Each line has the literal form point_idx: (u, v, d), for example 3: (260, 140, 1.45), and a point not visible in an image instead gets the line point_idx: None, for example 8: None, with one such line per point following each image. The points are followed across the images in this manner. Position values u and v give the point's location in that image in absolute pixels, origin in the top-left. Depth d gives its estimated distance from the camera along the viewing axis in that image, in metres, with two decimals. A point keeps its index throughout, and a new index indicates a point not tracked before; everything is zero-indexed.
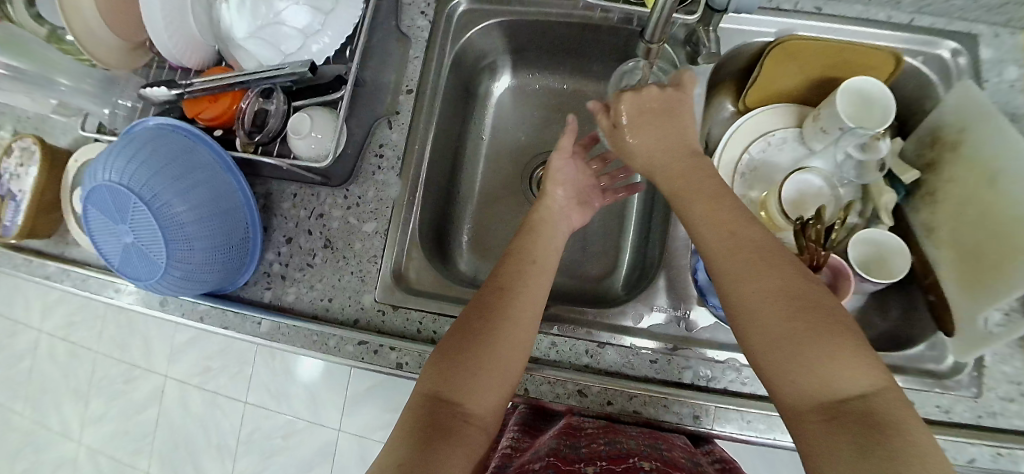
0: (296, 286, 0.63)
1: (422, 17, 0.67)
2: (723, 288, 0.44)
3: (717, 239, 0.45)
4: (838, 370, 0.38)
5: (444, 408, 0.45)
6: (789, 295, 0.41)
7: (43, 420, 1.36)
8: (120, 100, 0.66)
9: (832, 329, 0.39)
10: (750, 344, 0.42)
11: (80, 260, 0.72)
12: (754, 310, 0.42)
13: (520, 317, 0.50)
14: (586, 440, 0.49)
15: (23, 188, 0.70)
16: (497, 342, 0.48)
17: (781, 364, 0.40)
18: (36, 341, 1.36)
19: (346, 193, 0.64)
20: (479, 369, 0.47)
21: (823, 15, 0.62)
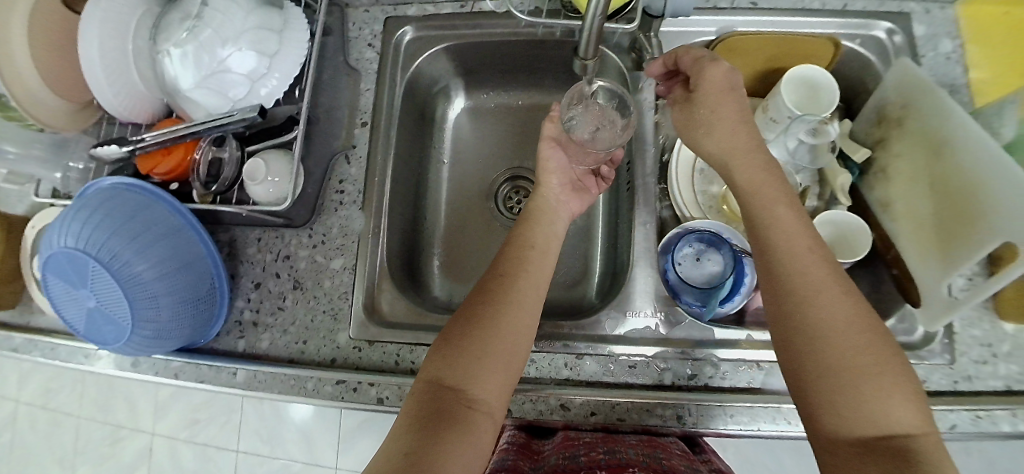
0: (269, 331, 0.62)
1: (370, 50, 0.68)
2: (790, 297, 0.45)
3: (796, 253, 0.46)
4: (887, 406, 0.40)
5: (450, 395, 0.46)
6: (854, 329, 0.43)
7: None
8: (72, 162, 0.65)
9: (890, 367, 0.41)
10: (804, 359, 0.43)
11: (46, 328, 0.70)
12: (823, 329, 0.43)
13: (521, 311, 0.50)
14: (586, 451, 0.51)
15: None
16: (501, 331, 0.49)
17: (833, 393, 0.41)
18: (14, 413, 1.31)
19: (311, 232, 0.64)
20: (478, 363, 0.47)
21: (761, 9, 0.63)
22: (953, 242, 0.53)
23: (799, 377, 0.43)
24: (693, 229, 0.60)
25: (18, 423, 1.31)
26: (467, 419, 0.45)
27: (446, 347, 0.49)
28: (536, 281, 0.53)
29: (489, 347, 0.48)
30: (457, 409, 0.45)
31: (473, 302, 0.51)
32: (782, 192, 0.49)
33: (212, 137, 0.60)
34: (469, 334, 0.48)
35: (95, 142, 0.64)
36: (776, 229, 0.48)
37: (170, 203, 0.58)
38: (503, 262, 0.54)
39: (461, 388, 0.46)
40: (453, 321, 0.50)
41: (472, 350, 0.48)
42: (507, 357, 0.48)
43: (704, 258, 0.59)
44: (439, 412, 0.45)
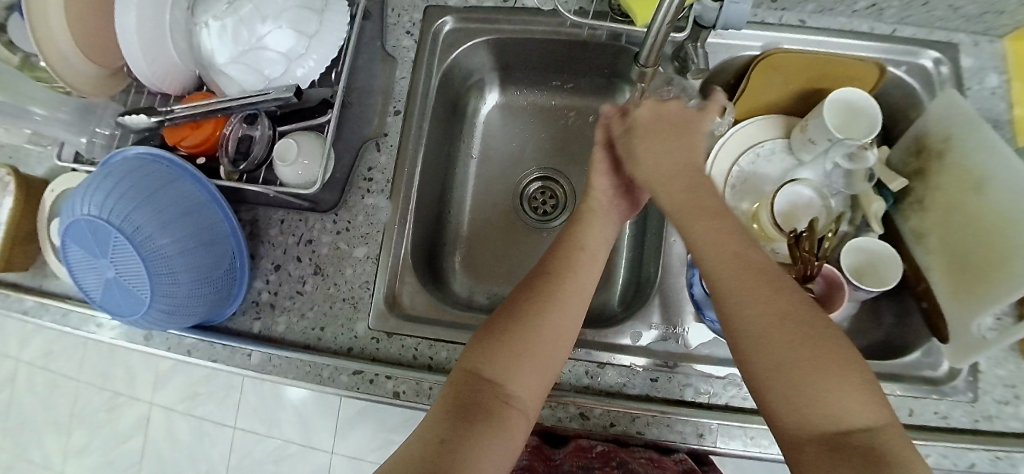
0: (286, 315, 0.61)
1: (408, 37, 0.67)
2: (723, 302, 0.44)
3: (723, 252, 0.45)
4: (848, 404, 0.39)
5: (486, 387, 0.46)
6: (790, 323, 0.41)
7: (20, 453, 1.31)
8: (98, 128, 0.62)
9: (842, 361, 0.40)
10: (751, 362, 0.42)
11: (58, 292, 0.69)
12: (752, 325, 0.42)
13: (569, 308, 0.49)
14: (599, 465, 0.52)
15: None
16: (541, 332, 0.47)
17: (784, 397, 0.40)
18: (12, 372, 1.32)
19: (335, 218, 0.63)
20: (515, 359, 0.46)
21: (808, 28, 0.62)
22: (986, 280, 0.52)
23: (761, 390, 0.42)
24: None
25: (15, 382, 1.31)
26: (501, 415, 0.45)
27: (482, 343, 0.48)
28: (593, 273, 0.51)
29: (529, 349, 0.47)
30: (492, 399, 0.45)
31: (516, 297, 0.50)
32: (715, 194, 0.49)
33: (243, 114, 0.59)
34: (514, 330, 0.47)
35: (122, 110, 0.62)
36: (705, 240, 0.46)
37: (196, 179, 0.57)
38: (566, 252, 0.52)
39: (500, 384, 0.46)
40: (496, 316, 0.50)
41: (514, 346, 0.47)
42: (550, 358, 0.47)
43: None
44: (473, 401, 0.45)
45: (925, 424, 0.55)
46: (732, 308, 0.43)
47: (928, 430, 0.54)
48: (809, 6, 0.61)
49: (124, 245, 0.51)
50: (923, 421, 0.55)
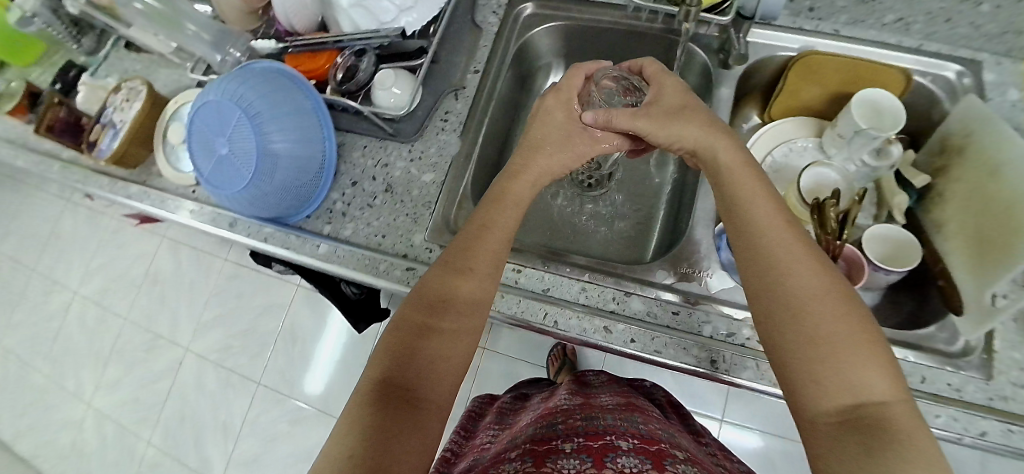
0: (354, 222, 0.69)
1: (494, 16, 0.77)
2: (759, 265, 0.43)
3: (769, 221, 0.45)
4: (855, 368, 0.37)
5: (400, 392, 0.45)
6: (826, 293, 0.40)
7: (61, 378, 1.44)
8: (231, 50, 0.74)
9: (857, 322, 0.39)
10: (774, 325, 0.41)
11: (160, 188, 0.79)
12: (787, 292, 0.41)
13: (469, 304, 0.51)
14: (564, 421, 0.58)
15: (124, 119, 0.79)
16: (444, 335, 0.49)
17: (799, 362, 0.39)
18: (70, 302, 1.47)
19: (411, 148, 0.71)
20: (427, 366, 0.48)
21: (842, 36, 0.71)
22: (990, 257, 0.56)
23: (769, 335, 0.42)
24: None
25: (75, 313, 1.46)
26: (417, 414, 0.44)
27: (390, 348, 0.49)
28: (482, 283, 0.53)
29: (439, 344, 0.49)
30: (408, 404, 0.45)
31: (419, 303, 0.51)
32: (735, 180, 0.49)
33: (354, 49, 0.70)
34: (417, 339, 0.49)
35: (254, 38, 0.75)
36: (752, 205, 0.46)
37: (308, 93, 0.67)
38: (453, 258, 0.54)
39: (411, 387, 0.46)
40: (403, 318, 0.51)
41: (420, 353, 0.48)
42: (446, 361, 0.49)
43: None
44: (392, 404, 0.44)
45: (936, 392, 0.56)
46: (753, 258, 0.44)
47: (939, 397, 0.56)
48: (845, 17, 0.70)
49: (244, 130, 0.62)
50: (934, 389, 0.56)
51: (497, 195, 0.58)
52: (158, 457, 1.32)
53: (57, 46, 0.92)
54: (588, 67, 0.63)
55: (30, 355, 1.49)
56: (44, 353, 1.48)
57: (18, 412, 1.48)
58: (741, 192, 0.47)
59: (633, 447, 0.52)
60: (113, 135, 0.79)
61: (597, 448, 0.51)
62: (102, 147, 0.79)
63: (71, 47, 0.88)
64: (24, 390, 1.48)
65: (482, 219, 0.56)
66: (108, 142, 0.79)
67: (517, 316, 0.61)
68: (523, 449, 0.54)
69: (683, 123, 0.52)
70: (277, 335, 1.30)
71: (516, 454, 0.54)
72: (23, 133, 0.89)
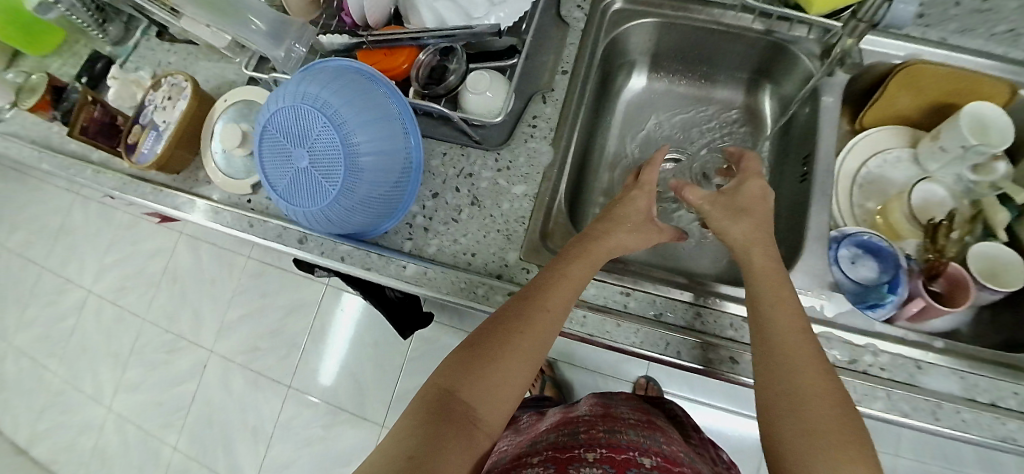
0: (438, 237, 0.64)
1: (579, 10, 0.71)
2: (765, 354, 0.48)
3: (785, 315, 0.49)
4: (833, 444, 0.41)
5: (452, 399, 0.45)
6: (818, 393, 0.44)
7: (76, 380, 1.44)
8: (295, 45, 0.67)
9: (849, 430, 0.42)
10: (774, 412, 0.45)
11: (210, 197, 0.73)
12: (784, 386, 0.45)
13: (542, 327, 0.50)
14: (586, 429, 0.53)
15: (167, 119, 0.73)
16: (509, 353, 0.48)
17: (790, 454, 0.42)
18: (83, 300, 1.46)
19: (497, 156, 0.66)
20: (484, 381, 0.46)
21: (949, 45, 0.68)
22: None
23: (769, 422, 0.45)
24: (849, 235, 0.66)
25: (88, 311, 1.45)
26: (469, 427, 0.44)
27: (456, 364, 0.48)
28: (557, 318, 0.51)
29: (502, 359, 0.48)
30: (461, 414, 0.44)
31: (496, 322, 0.50)
32: (768, 254, 0.53)
33: (439, 47, 0.64)
34: (489, 359, 0.48)
35: (319, 32, 0.69)
36: (772, 303, 0.50)
37: (389, 93, 0.59)
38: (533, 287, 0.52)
39: (472, 402, 0.45)
40: (472, 341, 0.50)
41: (489, 370, 0.47)
42: (510, 385, 0.47)
43: (858, 262, 0.64)
44: (444, 410, 0.44)
45: None
46: (768, 348, 0.48)
47: None
48: (953, 25, 0.67)
49: (326, 140, 0.56)
50: None
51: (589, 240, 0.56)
52: (186, 459, 1.32)
53: (79, 33, 0.86)
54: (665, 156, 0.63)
55: (40, 355, 1.48)
56: (59, 353, 1.47)
57: (34, 414, 1.46)
58: (762, 290, 0.51)
59: (656, 466, 0.48)
60: (155, 137, 0.73)
61: (621, 461, 0.47)
62: (143, 151, 0.73)
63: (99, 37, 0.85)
64: (37, 390, 1.46)
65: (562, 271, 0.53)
66: (149, 144, 0.73)
67: (636, 346, 0.57)
68: (543, 455, 0.50)
69: (738, 220, 0.56)
70: (307, 336, 1.29)
71: (536, 459, 0.49)
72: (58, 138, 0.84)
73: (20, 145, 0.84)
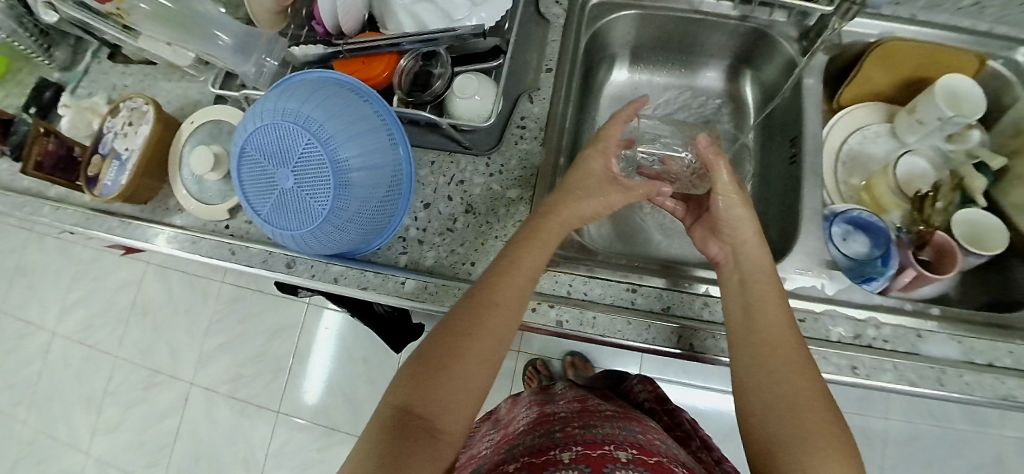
0: (434, 249, 0.61)
1: (557, 6, 0.70)
2: (746, 318, 0.49)
3: (764, 284, 0.50)
4: (812, 431, 0.41)
5: (411, 418, 0.42)
6: (788, 356, 0.45)
7: (48, 429, 1.38)
8: (267, 58, 0.64)
9: (818, 393, 0.43)
10: (751, 374, 0.46)
11: (184, 226, 0.69)
12: (759, 350, 0.47)
13: (500, 327, 0.47)
14: (561, 427, 0.46)
15: (130, 147, 0.69)
16: (469, 357, 0.45)
17: (762, 414, 0.44)
18: (47, 344, 1.40)
19: (488, 161, 0.64)
20: (443, 393, 0.43)
21: (918, 22, 0.70)
22: None
23: (744, 383, 0.47)
24: (841, 212, 0.66)
25: (54, 354, 1.40)
26: (434, 445, 0.41)
27: (413, 375, 0.44)
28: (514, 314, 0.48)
29: (461, 365, 0.44)
30: (422, 432, 0.41)
31: (455, 325, 0.47)
32: (756, 226, 0.54)
33: (420, 51, 0.62)
34: (451, 367, 0.44)
35: (292, 43, 0.65)
36: (754, 266, 0.51)
37: (375, 105, 0.57)
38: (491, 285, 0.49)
39: (431, 416, 0.42)
40: (426, 347, 0.46)
41: (444, 378, 0.43)
42: (470, 391, 0.44)
43: (850, 238, 0.65)
44: (405, 431, 0.41)
45: None
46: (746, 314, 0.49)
47: None
48: (921, 2, 0.69)
49: (308, 158, 0.53)
50: None
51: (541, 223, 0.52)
52: None
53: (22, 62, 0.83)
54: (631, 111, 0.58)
55: (8, 406, 1.41)
56: (28, 401, 1.40)
57: (8, 468, 1.40)
58: (748, 255, 0.52)
59: (634, 458, 0.40)
60: (119, 167, 0.69)
61: (598, 459, 0.40)
62: (107, 183, 0.69)
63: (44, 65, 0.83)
64: (9, 442, 1.40)
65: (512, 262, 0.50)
66: (113, 176, 0.69)
67: (649, 342, 0.55)
68: (515, 463, 0.43)
69: (730, 191, 0.54)
70: (293, 358, 1.24)
71: (511, 467, 0.42)
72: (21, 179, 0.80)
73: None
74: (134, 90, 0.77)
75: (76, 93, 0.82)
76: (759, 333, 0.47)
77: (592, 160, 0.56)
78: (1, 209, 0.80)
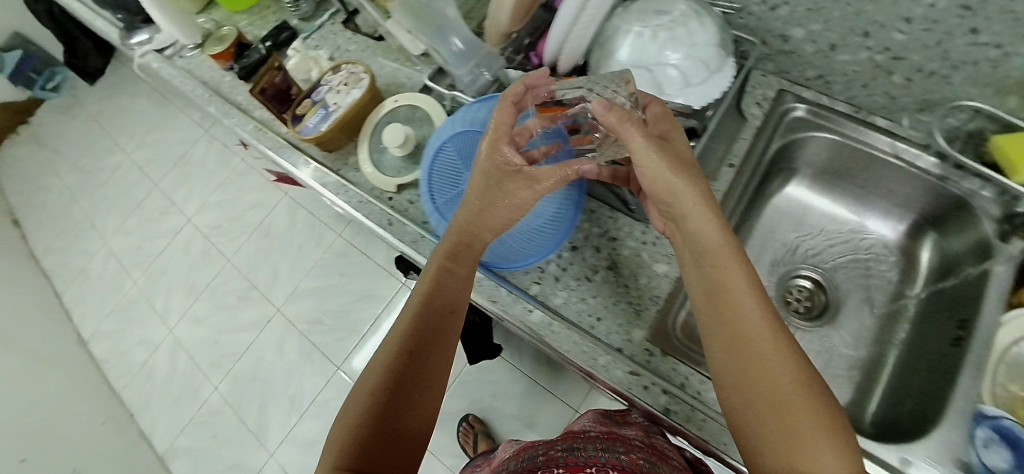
0: (567, 290, 0.63)
1: (757, 108, 0.72)
2: (711, 317, 0.47)
3: (713, 272, 0.47)
4: (797, 433, 0.40)
5: (376, 437, 0.46)
6: (752, 353, 0.44)
7: (150, 295, 1.55)
8: (484, 70, 0.71)
9: (801, 385, 0.41)
10: (727, 379, 0.45)
11: (354, 182, 0.77)
12: (727, 353, 0.45)
13: (442, 317, 0.53)
14: (543, 449, 0.46)
15: (339, 103, 0.78)
16: (423, 355, 0.51)
17: (748, 421, 0.43)
18: (182, 226, 1.59)
19: (645, 229, 0.65)
20: (396, 403, 0.48)
21: None
22: None
23: (725, 389, 0.45)
24: (989, 416, 0.55)
25: (181, 237, 1.58)
26: (394, 447, 0.46)
27: (356, 417, 0.47)
28: (462, 291, 0.55)
29: (414, 366, 0.50)
30: (381, 445, 0.46)
31: (406, 329, 0.52)
32: (698, 187, 0.49)
33: None
34: (396, 388, 0.49)
35: (509, 66, 0.71)
36: (710, 240, 0.48)
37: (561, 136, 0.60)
38: (442, 265, 0.55)
39: (387, 423, 0.47)
40: (384, 366, 0.50)
41: (398, 387, 0.49)
42: (420, 404, 0.49)
43: (990, 447, 0.53)
44: (366, 451, 0.45)
45: None
46: (713, 303, 0.47)
47: None
48: None
49: None
50: None
51: (475, 209, 0.54)
52: (221, 404, 1.40)
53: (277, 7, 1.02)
54: (515, 93, 0.56)
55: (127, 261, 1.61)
56: (142, 267, 1.59)
57: (103, 313, 1.58)
58: (695, 230, 0.49)
59: None
60: (322, 116, 0.78)
61: None
62: (308, 125, 0.78)
63: (291, 11, 0.98)
64: (112, 294, 1.59)
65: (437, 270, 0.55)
66: (315, 121, 0.78)
67: None
68: None
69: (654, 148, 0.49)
70: (369, 326, 1.33)
71: None
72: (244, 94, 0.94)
73: (208, 92, 0.96)
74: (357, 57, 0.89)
75: (307, 41, 0.95)
76: (726, 332, 0.45)
77: (488, 151, 0.55)
78: (213, 113, 0.93)
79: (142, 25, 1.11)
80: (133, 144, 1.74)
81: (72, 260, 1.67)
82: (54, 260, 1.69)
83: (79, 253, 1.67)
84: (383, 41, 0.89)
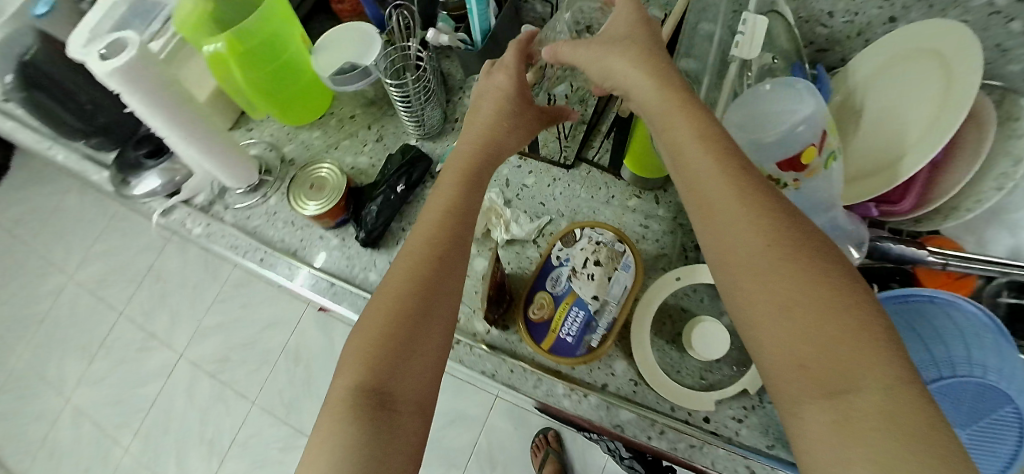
0: None
1: None
2: (688, 187, 0.37)
3: (689, 142, 0.38)
4: (829, 328, 0.30)
5: (376, 405, 0.38)
6: (757, 224, 0.34)
7: (154, 463, 1.32)
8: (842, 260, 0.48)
9: (813, 258, 0.32)
10: (736, 276, 0.34)
11: (637, 399, 0.54)
12: (722, 233, 0.35)
13: (409, 261, 0.43)
14: None
15: (601, 296, 0.53)
16: (418, 324, 0.41)
17: (763, 315, 0.32)
18: (176, 364, 1.39)
19: None
20: (400, 366, 0.39)
21: None
22: None
23: (725, 280, 0.35)
24: None
25: (176, 378, 1.38)
26: (392, 417, 0.38)
27: (364, 344, 0.40)
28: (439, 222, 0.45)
29: (410, 332, 0.41)
30: (387, 412, 0.38)
31: (396, 292, 0.42)
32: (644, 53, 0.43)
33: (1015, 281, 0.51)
34: (397, 344, 0.40)
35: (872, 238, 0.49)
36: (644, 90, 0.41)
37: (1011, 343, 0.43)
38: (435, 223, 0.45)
39: (391, 392, 0.39)
40: (381, 332, 0.40)
41: (394, 355, 0.40)
42: (420, 346, 0.40)
43: None
44: (373, 410, 0.37)
45: None
46: (691, 175, 0.37)
47: None
48: None
49: None
50: None
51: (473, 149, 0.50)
52: None
53: (384, 117, 0.74)
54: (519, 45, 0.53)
55: (117, 422, 1.38)
56: (140, 425, 1.37)
57: None
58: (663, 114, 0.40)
59: None
60: (584, 322, 0.52)
61: None
62: (564, 339, 0.52)
63: (410, 127, 0.70)
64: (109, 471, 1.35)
65: (446, 204, 0.46)
66: (573, 329, 0.52)
67: None
68: None
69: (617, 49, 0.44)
70: (470, 456, 1.22)
71: None
72: (364, 258, 0.65)
73: (302, 267, 0.66)
74: (545, 205, 0.64)
75: None
76: (707, 203, 0.36)
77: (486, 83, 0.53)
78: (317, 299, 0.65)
79: (149, 162, 0.73)
80: (91, 279, 1.55)
81: (30, 429, 1.45)
82: (12, 429, 1.46)
83: (37, 417, 1.45)
84: (578, 169, 0.66)
